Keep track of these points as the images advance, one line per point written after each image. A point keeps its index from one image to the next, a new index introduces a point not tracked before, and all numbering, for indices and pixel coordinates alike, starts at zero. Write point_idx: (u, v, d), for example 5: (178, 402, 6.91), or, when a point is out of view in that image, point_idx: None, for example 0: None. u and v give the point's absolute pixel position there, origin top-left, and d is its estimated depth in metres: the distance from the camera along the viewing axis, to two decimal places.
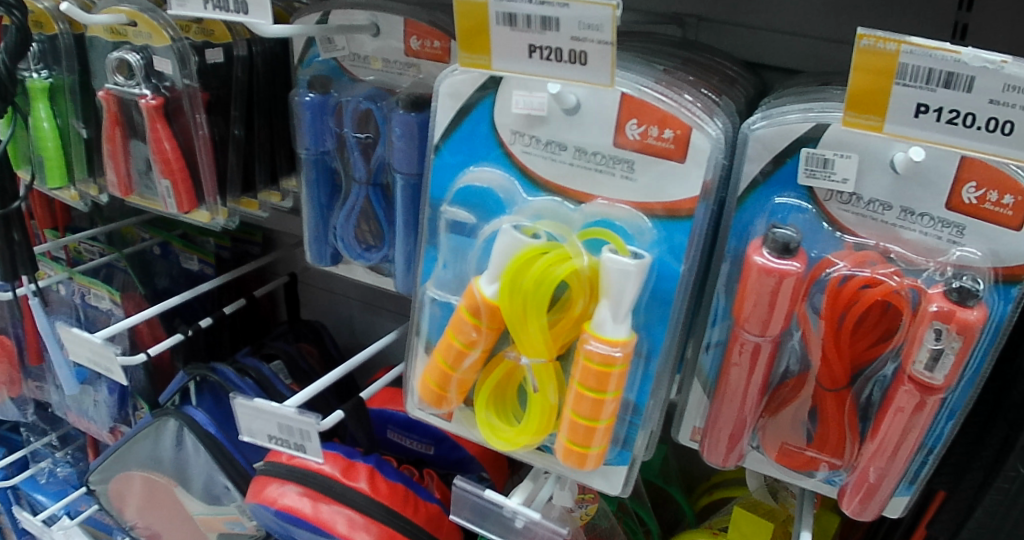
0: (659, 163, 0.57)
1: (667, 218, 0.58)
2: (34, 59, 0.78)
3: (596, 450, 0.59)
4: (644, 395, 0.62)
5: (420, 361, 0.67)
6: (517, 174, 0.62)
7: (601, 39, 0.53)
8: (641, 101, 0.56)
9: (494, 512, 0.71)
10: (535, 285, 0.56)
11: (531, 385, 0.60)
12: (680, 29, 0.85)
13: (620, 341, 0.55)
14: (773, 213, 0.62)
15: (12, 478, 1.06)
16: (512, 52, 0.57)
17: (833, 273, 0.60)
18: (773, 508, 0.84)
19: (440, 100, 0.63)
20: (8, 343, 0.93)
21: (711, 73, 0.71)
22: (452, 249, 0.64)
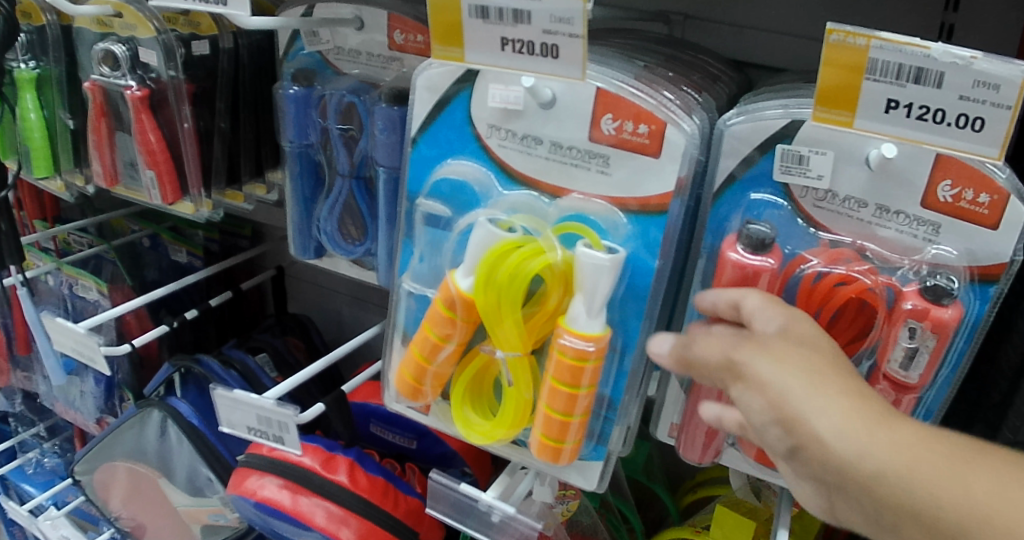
0: (633, 158, 0.57)
1: (641, 213, 0.58)
2: (22, 49, 0.78)
3: (571, 445, 0.59)
4: (619, 391, 0.62)
5: (396, 353, 0.67)
6: (494, 168, 0.62)
7: (572, 32, 0.53)
8: (617, 96, 0.56)
9: (471, 507, 0.71)
10: (509, 278, 0.56)
11: (506, 379, 0.60)
12: (666, 27, 0.84)
13: (594, 336, 0.55)
14: (747, 207, 0.62)
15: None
16: (484, 46, 0.57)
17: (807, 270, 0.60)
18: (755, 508, 0.82)
19: (418, 93, 0.63)
20: None
21: (692, 70, 0.68)
22: (428, 243, 0.64)
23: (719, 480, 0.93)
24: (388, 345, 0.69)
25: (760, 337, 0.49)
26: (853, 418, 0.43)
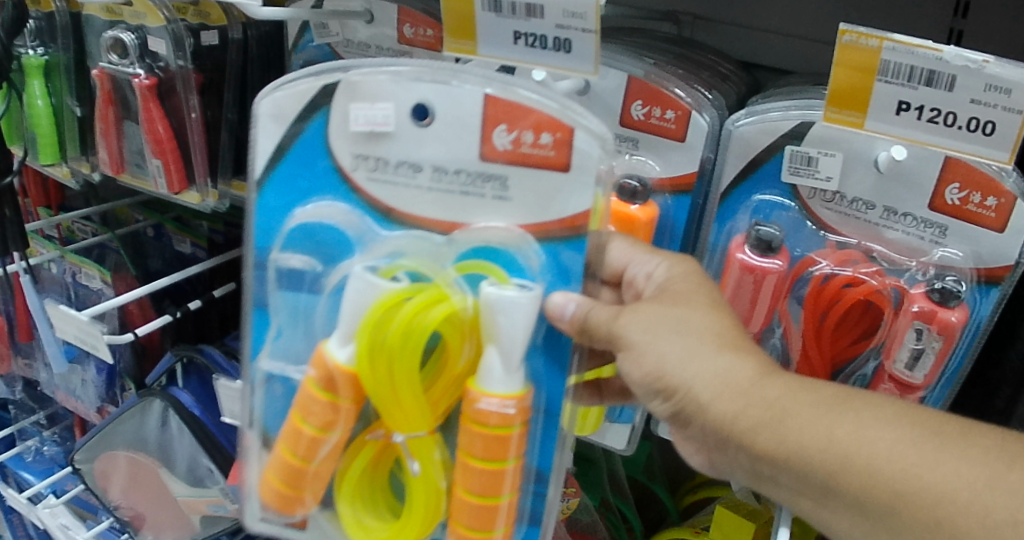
0: (539, 173, 0.52)
1: (546, 241, 0.53)
2: (30, 36, 0.77)
3: (501, 533, 0.54)
4: (546, 461, 0.57)
5: (258, 459, 0.61)
6: (369, 209, 0.56)
7: (585, 27, 0.54)
8: (504, 103, 0.52)
9: None
10: (401, 340, 0.51)
11: (410, 469, 0.55)
12: (675, 27, 0.82)
13: (512, 395, 0.51)
14: (754, 209, 0.62)
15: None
16: (497, 39, 0.57)
17: (816, 272, 0.62)
18: (755, 509, 0.79)
19: (260, 121, 0.56)
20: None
21: (702, 69, 0.67)
22: (291, 306, 0.59)
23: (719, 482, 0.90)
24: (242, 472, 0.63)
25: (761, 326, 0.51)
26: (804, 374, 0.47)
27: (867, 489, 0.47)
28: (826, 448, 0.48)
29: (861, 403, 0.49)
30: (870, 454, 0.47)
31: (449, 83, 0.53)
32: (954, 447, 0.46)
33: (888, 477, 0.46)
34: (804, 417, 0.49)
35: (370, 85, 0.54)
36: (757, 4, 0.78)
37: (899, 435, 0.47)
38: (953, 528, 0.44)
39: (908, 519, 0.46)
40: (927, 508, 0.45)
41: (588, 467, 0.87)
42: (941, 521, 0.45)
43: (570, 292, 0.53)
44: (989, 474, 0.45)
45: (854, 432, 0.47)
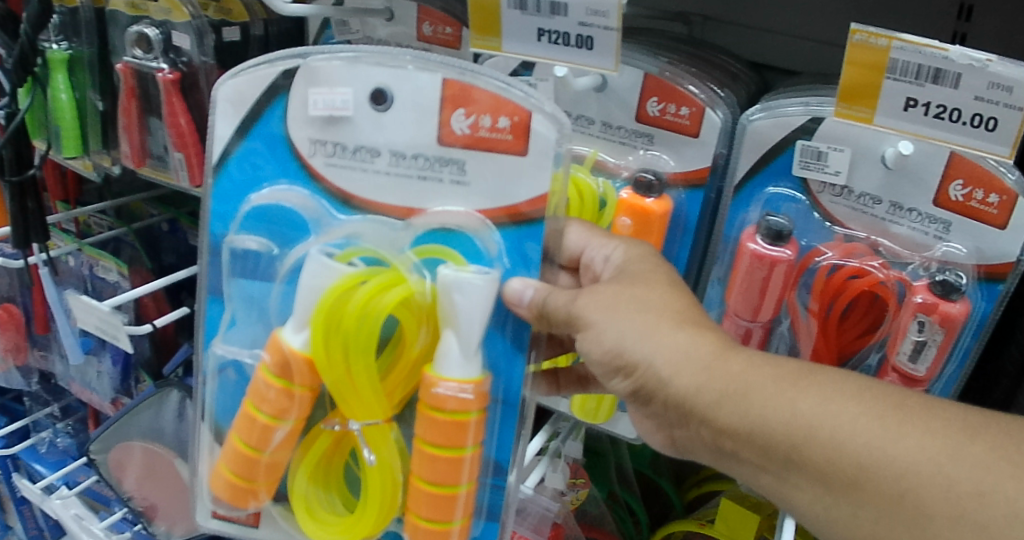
0: (496, 156, 0.57)
1: (510, 225, 0.58)
2: (54, 30, 0.79)
3: (459, 525, 0.58)
4: (504, 454, 0.62)
5: (209, 447, 0.66)
6: (329, 198, 0.61)
7: (607, 25, 0.57)
8: (462, 89, 0.57)
9: None
10: (357, 325, 0.56)
11: (368, 458, 0.59)
12: (685, 27, 0.85)
13: (470, 380, 0.55)
14: (765, 202, 0.65)
15: (11, 446, 1.01)
16: (522, 36, 0.60)
17: (823, 263, 0.64)
18: (759, 502, 0.78)
19: (220, 107, 0.61)
20: (14, 310, 0.87)
21: (715, 69, 0.69)
22: (245, 292, 0.63)
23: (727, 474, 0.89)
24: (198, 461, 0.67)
25: None
26: None
27: (831, 463, 0.48)
28: (790, 423, 0.49)
29: (824, 378, 0.50)
30: (834, 428, 0.48)
31: (405, 68, 0.58)
32: (916, 421, 0.47)
33: (852, 451, 0.47)
34: (766, 392, 0.50)
35: (327, 71, 0.59)
36: (766, 6, 0.81)
37: (863, 409, 0.48)
38: (916, 499, 0.45)
39: (871, 491, 0.47)
40: (889, 481, 0.46)
41: (596, 460, 0.88)
42: (905, 493, 0.46)
43: (528, 279, 0.58)
44: (951, 447, 0.46)
45: (817, 407, 0.49)
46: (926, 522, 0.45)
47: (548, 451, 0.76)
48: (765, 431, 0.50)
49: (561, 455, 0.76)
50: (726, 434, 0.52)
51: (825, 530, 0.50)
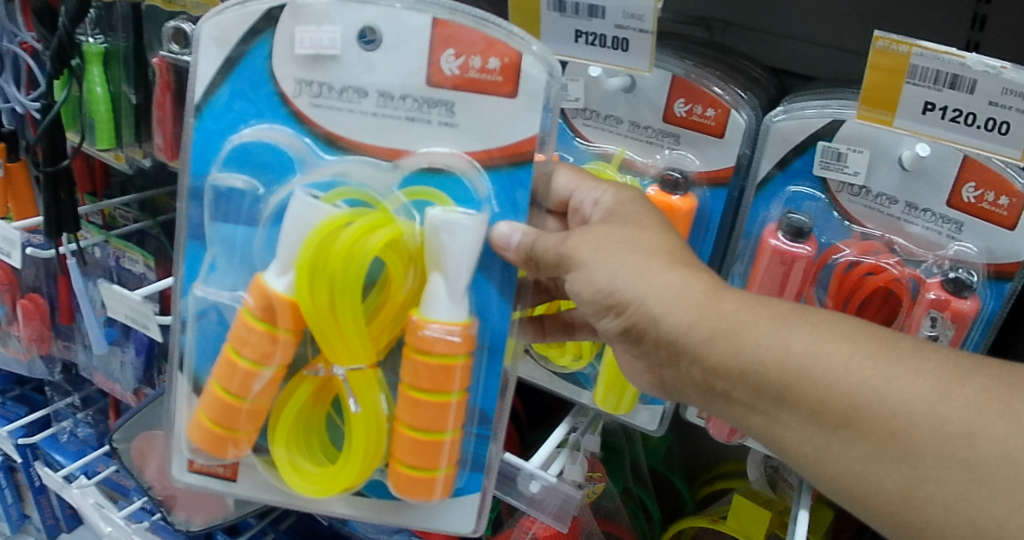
0: (486, 97, 0.59)
1: (499, 168, 0.60)
2: (91, 24, 0.79)
3: (444, 472, 0.61)
4: (489, 402, 0.65)
5: (186, 399, 0.66)
6: (315, 139, 0.62)
7: (643, 28, 0.59)
8: (452, 29, 0.58)
9: (513, 476, 0.72)
10: (345, 264, 0.57)
11: (353, 406, 0.61)
12: (706, 32, 0.86)
13: (458, 323, 0.58)
14: (786, 200, 0.67)
15: (32, 435, 1.00)
16: (560, 37, 0.63)
17: (840, 259, 0.66)
18: (770, 499, 0.80)
19: (203, 45, 0.61)
20: (39, 301, 0.82)
21: (737, 73, 0.70)
22: (223, 234, 0.64)
23: (739, 473, 0.91)
24: (175, 415, 0.68)
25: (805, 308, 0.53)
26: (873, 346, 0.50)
27: (823, 400, 0.50)
28: (783, 359, 0.51)
29: (816, 318, 0.52)
30: (827, 367, 0.50)
31: (395, 8, 0.58)
32: (909, 361, 0.49)
33: (846, 390, 0.49)
34: (759, 329, 0.52)
35: (314, 9, 0.59)
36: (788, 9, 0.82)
37: (856, 348, 0.50)
38: (907, 439, 0.48)
39: (862, 429, 0.49)
40: (881, 420, 0.48)
41: (612, 456, 0.88)
42: (896, 432, 0.48)
43: (516, 223, 0.60)
44: (943, 388, 0.48)
45: (811, 345, 0.50)
46: (917, 462, 0.48)
47: (567, 444, 0.76)
48: (757, 369, 0.52)
49: (579, 448, 0.76)
50: (716, 374, 0.54)
51: (810, 467, 0.52)
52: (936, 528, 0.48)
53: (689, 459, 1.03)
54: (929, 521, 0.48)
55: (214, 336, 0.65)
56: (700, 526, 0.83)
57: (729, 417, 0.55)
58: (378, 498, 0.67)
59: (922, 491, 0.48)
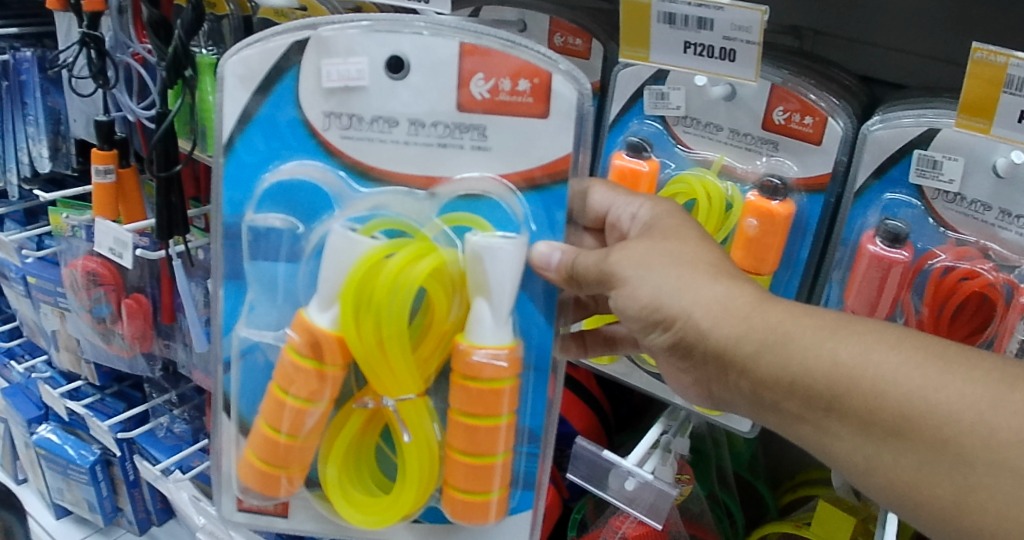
0: (518, 117, 0.61)
1: (530, 190, 0.63)
2: (205, 37, 0.83)
3: (498, 495, 0.64)
4: (537, 422, 0.68)
5: (234, 439, 0.70)
6: (348, 171, 0.64)
7: (749, 39, 0.62)
8: (479, 52, 0.61)
9: (609, 471, 0.75)
10: (387, 297, 0.60)
11: (404, 436, 0.64)
12: (796, 41, 0.83)
13: (505, 345, 0.61)
14: (883, 207, 0.69)
15: (130, 431, 1.04)
16: (668, 47, 0.66)
17: (936, 264, 0.67)
18: (854, 505, 0.82)
19: (229, 85, 0.63)
20: (143, 301, 0.85)
21: (830, 81, 0.72)
22: (261, 273, 0.67)
23: (822, 481, 0.92)
24: (224, 454, 0.71)
25: (878, 325, 0.53)
26: (933, 364, 0.50)
27: (873, 410, 0.50)
28: (831, 370, 0.52)
29: (861, 328, 0.52)
30: (876, 376, 0.50)
31: (422, 35, 0.61)
32: (957, 369, 0.49)
33: (895, 400, 0.49)
34: (806, 339, 0.53)
35: (341, 41, 0.62)
36: (888, 22, 0.80)
37: (904, 357, 0.50)
38: (958, 447, 0.48)
39: (913, 438, 0.49)
40: (931, 428, 0.48)
41: (698, 459, 0.91)
42: (948, 440, 0.48)
43: (554, 242, 0.62)
44: (994, 394, 0.48)
45: (858, 355, 0.51)
46: (968, 469, 0.47)
47: (660, 444, 0.78)
48: (806, 380, 0.53)
49: (671, 449, 0.78)
50: (764, 385, 0.55)
51: (860, 475, 0.53)
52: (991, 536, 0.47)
53: (772, 468, 1.05)
54: (979, 528, 0.47)
55: (257, 372, 0.68)
56: (784, 532, 0.84)
57: (778, 426, 0.56)
58: (431, 522, 0.69)
59: (972, 500, 0.47)
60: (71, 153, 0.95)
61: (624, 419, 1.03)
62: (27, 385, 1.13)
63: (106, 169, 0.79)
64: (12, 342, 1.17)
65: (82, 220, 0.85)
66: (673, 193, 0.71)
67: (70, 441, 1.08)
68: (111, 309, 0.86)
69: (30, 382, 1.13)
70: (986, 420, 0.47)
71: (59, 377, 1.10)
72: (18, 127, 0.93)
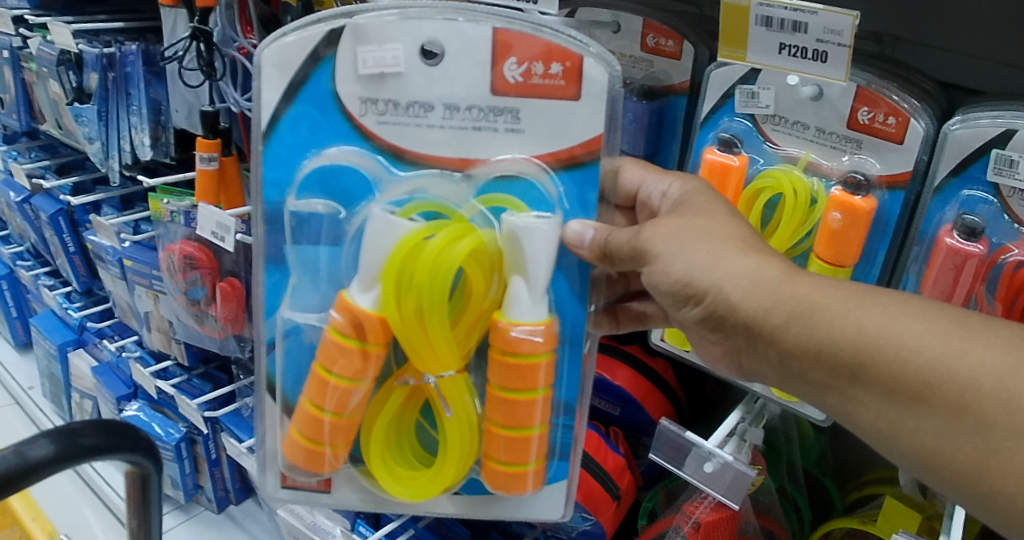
0: (551, 99, 0.65)
1: (566, 169, 0.66)
2: None
3: (534, 466, 0.68)
4: (572, 394, 0.71)
5: (279, 420, 0.72)
6: (384, 155, 0.67)
7: (841, 42, 0.66)
8: (512, 38, 0.64)
9: (691, 453, 0.79)
10: (430, 278, 0.63)
11: (446, 411, 0.68)
12: (877, 46, 0.88)
13: (541, 321, 0.64)
14: (961, 203, 0.70)
15: (217, 410, 1.22)
16: (763, 49, 0.70)
17: (1009, 259, 0.68)
18: (921, 504, 0.86)
19: (265, 72, 0.66)
20: (238, 285, 1.03)
21: (912, 86, 0.76)
22: (301, 257, 0.69)
23: (887, 481, 0.96)
24: (269, 434, 0.74)
25: (905, 297, 0.56)
26: (951, 332, 0.53)
27: (896, 377, 0.53)
28: (856, 339, 0.55)
29: (886, 299, 0.56)
30: (899, 345, 0.54)
31: (456, 21, 0.64)
32: (977, 337, 0.52)
33: (917, 367, 0.53)
34: (832, 310, 0.56)
35: (375, 29, 0.64)
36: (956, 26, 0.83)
37: (927, 327, 0.53)
38: (979, 411, 0.51)
39: (935, 403, 0.52)
40: (952, 394, 0.52)
41: (770, 453, 0.96)
42: (968, 405, 0.51)
43: (587, 220, 0.66)
44: (1012, 364, 0.50)
45: (883, 324, 0.54)
46: (989, 433, 0.50)
47: (735, 433, 0.82)
48: (831, 348, 0.56)
49: (744, 438, 0.83)
50: (792, 355, 0.58)
51: (885, 441, 0.56)
52: (1009, 496, 0.50)
53: (839, 464, 1.09)
54: (999, 489, 0.51)
55: (301, 354, 0.70)
56: (850, 527, 0.87)
57: (806, 394, 0.59)
58: (469, 494, 0.73)
59: (992, 462, 0.50)
60: (168, 142, 1.20)
61: (698, 409, 1.13)
62: (117, 364, 1.39)
63: (209, 157, 0.93)
64: (105, 325, 1.52)
65: (180, 206, 1.03)
66: (760, 187, 0.75)
67: (159, 416, 1.31)
68: (205, 290, 1.04)
69: (119, 362, 1.39)
70: (1010, 387, 0.50)
71: (150, 356, 1.35)
72: (123, 117, 1.18)
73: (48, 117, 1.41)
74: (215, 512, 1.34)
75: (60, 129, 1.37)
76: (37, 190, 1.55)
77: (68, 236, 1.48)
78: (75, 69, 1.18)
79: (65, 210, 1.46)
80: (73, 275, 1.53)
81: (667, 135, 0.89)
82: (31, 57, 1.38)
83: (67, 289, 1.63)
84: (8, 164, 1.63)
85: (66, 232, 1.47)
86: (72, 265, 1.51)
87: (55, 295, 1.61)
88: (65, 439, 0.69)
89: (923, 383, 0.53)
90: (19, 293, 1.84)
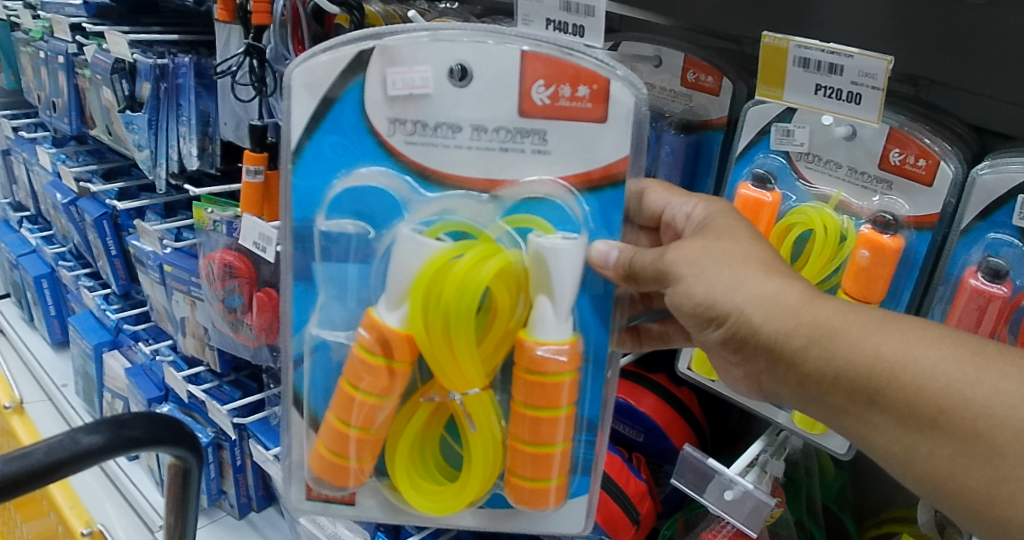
0: (579, 118, 0.67)
1: (595, 191, 0.68)
2: None
3: (557, 482, 0.70)
4: (595, 411, 0.73)
5: (304, 432, 0.75)
6: (413, 176, 0.69)
7: (875, 85, 0.68)
8: (541, 62, 0.67)
9: (713, 479, 0.82)
10: (459, 298, 0.65)
11: (471, 427, 0.70)
12: (912, 88, 0.89)
13: (566, 340, 0.66)
14: (987, 246, 0.71)
15: (247, 418, 1.34)
16: (800, 89, 0.73)
17: None
18: None
19: (296, 93, 0.68)
20: None
21: (944, 129, 0.78)
22: (330, 277, 0.71)
23: (907, 520, 0.98)
24: (294, 445, 0.76)
25: (923, 324, 0.58)
26: (966, 359, 0.54)
27: (911, 403, 0.55)
28: (873, 365, 0.57)
29: (905, 325, 0.57)
30: (917, 371, 0.55)
31: (485, 44, 0.67)
32: (993, 367, 0.54)
33: (932, 394, 0.54)
34: (851, 336, 0.58)
35: (406, 50, 0.67)
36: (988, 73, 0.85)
37: (943, 354, 0.55)
38: (991, 439, 0.52)
39: (948, 430, 0.54)
40: (966, 421, 0.53)
41: (790, 486, 0.98)
42: (981, 432, 0.53)
43: (611, 241, 0.68)
44: None
45: (900, 351, 0.56)
46: (999, 461, 0.52)
47: (757, 463, 0.86)
48: (850, 373, 0.58)
49: (763, 469, 0.85)
50: (811, 379, 0.60)
51: (898, 466, 0.57)
52: (1018, 526, 0.52)
53: (859, 502, 1.11)
54: (1010, 518, 0.52)
55: (327, 369, 0.73)
56: None
57: (823, 418, 0.61)
58: (492, 508, 0.75)
59: (1003, 491, 0.52)
60: (214, 153, 1.31)
61: (720, 440, 1.15)
62: (151, 367, 1.51)
63: (255, 170, 1.05)
64: (139, 328, 1.60)
65: (225, 218, 1.19)
66: (792, 222, 0.78)
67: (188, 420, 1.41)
68: (241, 299, 1.17)
69: (153, 365, 1.51)
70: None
71: (179, 362, 1.47)
72: (172, 127, 1.29)
73: (99, 124, 1.51)
74: (236, 517, 1.44)
75: (111, 135, 1.47)
76: (82, 193, 1.66)
77: (112, 240, 1.59)
78: (128, 78, 1.33)
79: (109, 215, 1.57)
80: (113, 278, 1.64)
81: (703, 168, 0.92)
82: (86, 64, 1.49)
83: (106, 292, 1.72)
84: (56, 166, 1.74)
85: (109, 235, 1.58)
86: (112, 267, 1.62)
87: (95, 297, 1.70)
88: (112, 430, 0.73)
89: (937, 412, 0.54)
90: (58, 291, 1.90)
